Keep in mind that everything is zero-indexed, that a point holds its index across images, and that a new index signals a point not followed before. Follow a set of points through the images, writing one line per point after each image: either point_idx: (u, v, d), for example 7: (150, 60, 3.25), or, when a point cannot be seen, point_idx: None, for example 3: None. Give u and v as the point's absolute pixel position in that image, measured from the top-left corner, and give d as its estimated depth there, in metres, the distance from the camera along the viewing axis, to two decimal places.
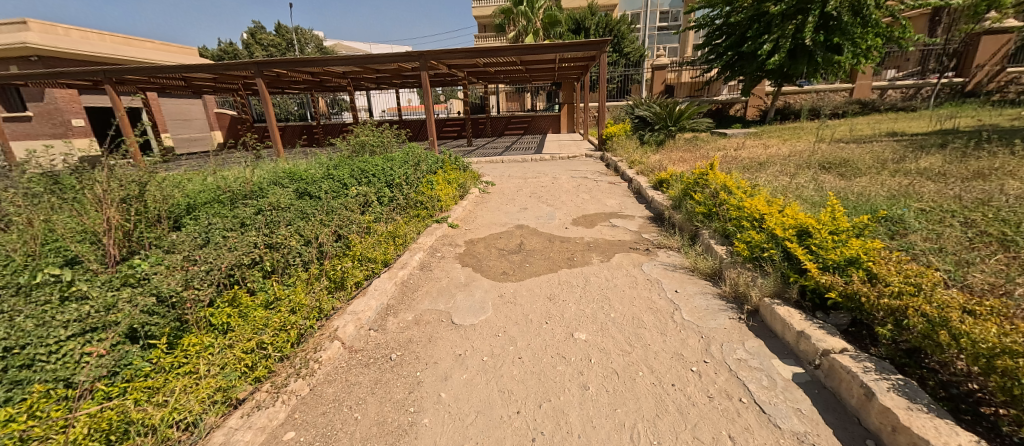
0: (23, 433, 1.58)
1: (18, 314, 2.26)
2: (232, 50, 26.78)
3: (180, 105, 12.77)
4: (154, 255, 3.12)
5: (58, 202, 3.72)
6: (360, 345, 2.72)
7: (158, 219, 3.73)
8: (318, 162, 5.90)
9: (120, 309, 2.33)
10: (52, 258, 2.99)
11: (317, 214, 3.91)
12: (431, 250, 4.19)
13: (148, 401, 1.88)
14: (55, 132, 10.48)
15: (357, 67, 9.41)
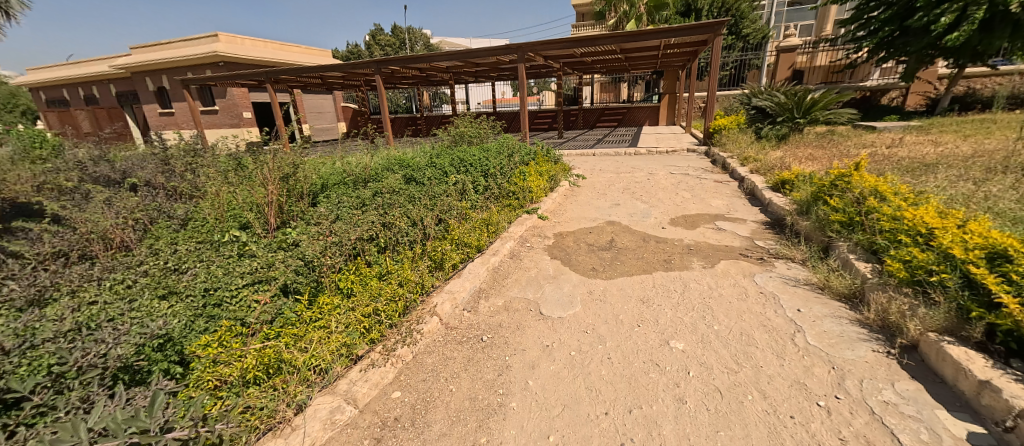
0: (214, 356, 2.05)
1: (213, 264, 2.93)
2: (356, 51, 30.37)
3: (318, 100, 14.95)
4: (300, 225, 3.75)
5: (232, 179, 4.65)
6: (455, 323, 2.91)
7: (303, 195, 4.45)
8: (421, 151, 6.41)
9: (277, 267, 2.86)
10: (232, 222, 3.80)
11: (422, 198, 4.27)
12: (521, 239, 4.28)
13: (295, 345, 2.29)
14: (231, 122, 12.96)
15: (459, 62, 9.92)
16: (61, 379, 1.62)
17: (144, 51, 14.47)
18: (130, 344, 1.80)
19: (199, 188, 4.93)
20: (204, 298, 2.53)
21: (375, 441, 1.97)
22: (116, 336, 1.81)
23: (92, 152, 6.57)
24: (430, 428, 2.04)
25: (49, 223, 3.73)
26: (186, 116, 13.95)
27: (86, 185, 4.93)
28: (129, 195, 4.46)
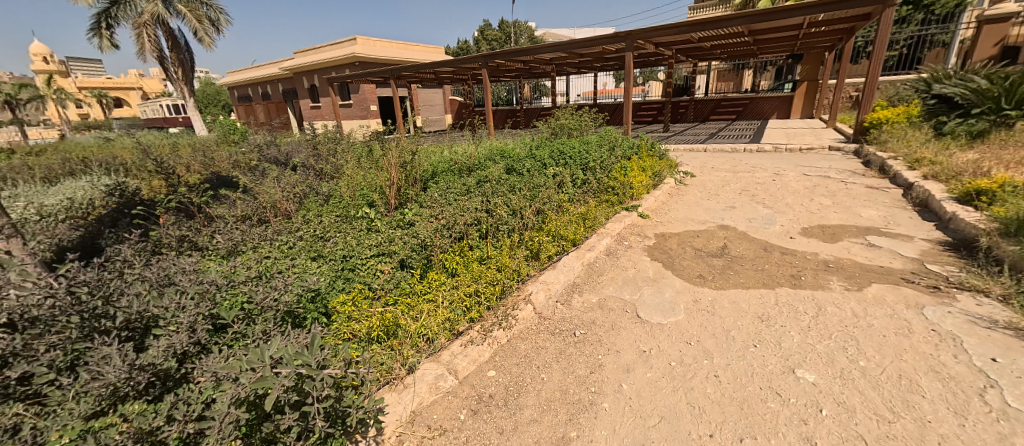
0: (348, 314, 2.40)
1: (348, 235, 3.41)
2: (466, 47, 32.11)
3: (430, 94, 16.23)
4: (415, 207, 4.13)
5: (360, 163, 5.32)
6: (549, 315, 2.92)
7: (417, 179, 4.88)
8: (521, 142, 6.54)
9: (397, 243, 3.21)
10: (361, 201, 4.37)
11: (522, 189, 4.35)
12: (619, 237, 4.11)
13: (408, 315, 2.55)
14: (362, 114, 14.79)
15: (564, 53, 9.77)
16: (249, 316, 2.06)
17: (303, 55, 17.35)
18: (291, 295, 2.20)
19: (337, 170, 5.77)
20: (342, 263, 2.97)
21: (472, 413, 2.11)
22: (283, 287, 2.22)
23: (266, 138, 8.16)
24: (521, 411, 2.10)
25: (235, 193, 4.75)
26: (330, 109, 16.33)
27: (263, 164, 6.17)
28: (290, 173, 5.45)
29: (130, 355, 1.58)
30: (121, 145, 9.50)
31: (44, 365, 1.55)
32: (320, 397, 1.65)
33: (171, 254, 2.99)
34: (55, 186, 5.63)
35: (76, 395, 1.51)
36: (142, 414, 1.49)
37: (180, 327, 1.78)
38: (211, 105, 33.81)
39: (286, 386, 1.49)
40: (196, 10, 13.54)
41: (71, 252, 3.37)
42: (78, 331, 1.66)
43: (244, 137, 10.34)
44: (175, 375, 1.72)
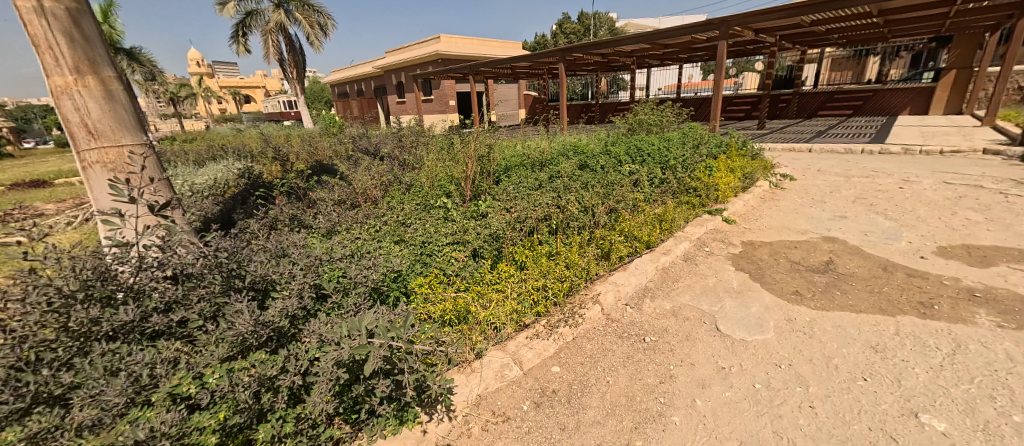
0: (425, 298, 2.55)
1: (426, 223, 3.61)
2: (544, 42, 32.00)
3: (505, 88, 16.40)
4: (488, 200, 4.21)
5: (439, 155, 5.58)
6: (618, 317, 2.81)
7: (491, 172, 4.96)
8: (596, 138, 6.35)
9: (471, 233, 3.30)
10: (439, 191, 4.59)
11: (596, 186, 4.22)
12: (700, 242, 3.81)
13: (479, 302, 2.64)
14: (441, 109, 15.39)
15: (647, 44, 9.26)
16: (344, 289, 2.30)
17: (395, 54, 18.68)
18: (378, 274, 2.40)
19: (418, 161, 6.12)
20: (421, 248, 3.14)
21: (535, 405, 2.12)
22: (373, 266, 2.44)
23: (359, 131, 8.95)
24: (584, 412, 2.06)
25: (330, 180, 5.28)
26: (413, 104, 17.31)
27: (356, 154, 6.77)
28: (378, 163, 5.91)
29: (256, 312, 1.84)
30: (247, 135, 11.12)
31: (195, 312, 1.85)
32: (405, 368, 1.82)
33: (282, 229, 3.42)
34: (199, 168, 6.77)
35: (218, 340, 1.79)
36: (266, 363, 1.73)
37: (293, 292, 2.03)
38: (317, 101, 38.04)
39: (381, 354, 1.66)
40: (309, 16, 15.14)
41: (211, 222, 4.03)
42: (219, 287, 1.96)
43: (341, 130, 11.46)
44: (288, 332, 1.97)
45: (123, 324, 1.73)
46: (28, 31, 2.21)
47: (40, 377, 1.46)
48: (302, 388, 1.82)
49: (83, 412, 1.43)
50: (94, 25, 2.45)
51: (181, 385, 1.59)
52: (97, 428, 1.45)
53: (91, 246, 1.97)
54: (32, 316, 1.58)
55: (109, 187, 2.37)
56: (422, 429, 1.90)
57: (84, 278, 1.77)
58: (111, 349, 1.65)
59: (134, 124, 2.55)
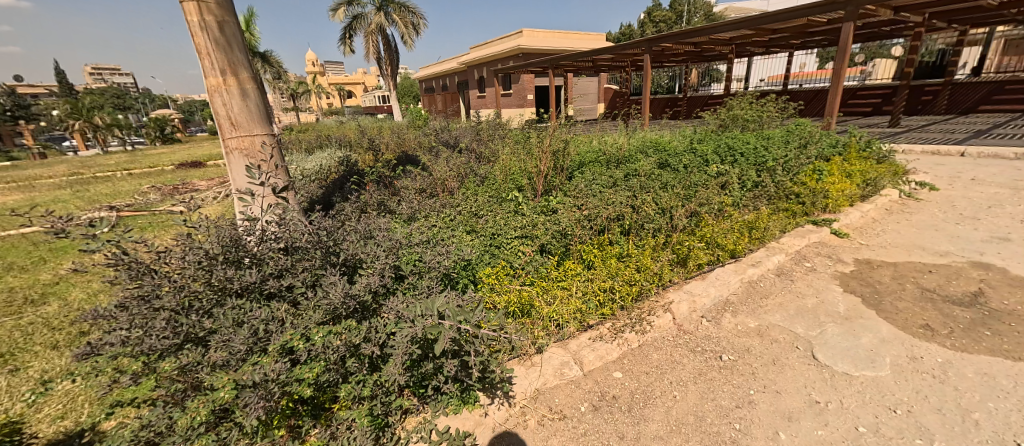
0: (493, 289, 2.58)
1: (497, 215, 3.63)
2: (629, 31, 30.52)
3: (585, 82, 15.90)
4: (558, 196, 4.11)
5: (514, 148, 5.58)
6: (692, 329, 2.57)
7: (564, 168, 4.82)
8: (681, 134, 5.90)
9: (540, 227, 3.24)
10: (511, 185, 4.60)
11: (677, 186, 3.89)
12: (798, 256, 3.36)
13: (542, 297, 2.60)
14: (518, 103, 15.44)
15: (748, 29, 8.37)
16: (419, 272, 2.40)
17: (477, 50, 19.21)
18: (451, 261, 2.47)
19: (494, 154, 6.20)
20: (490, 239, 3.17)
21: (593, 408, 2.02)
22: (446, 253, 2.50)
23: (442, 124, 9.36)
24: (646, 425, 1.92)
25: (411, 170, 5.59)
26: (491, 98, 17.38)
27: (438, 146, 7.08)
28: (457, 155, 6.11)
29: (346, 285, 1.99)
30: (345, 127, 12.26)
31: (299, 280, 2.10)
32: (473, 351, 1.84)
33: (370, 213, 3.72)
34: (307, 155, 7.63)
35: (315, 306, 1.98)
36: (353, 330, 1.86)
37: (376, 271, 2.16)
38: (405, 96, 40.71)
39: (451, 335, 1.69)
40: (404, 17, 16.08)
41: (313, 203, 4.52)
42: (319, 261, 2.19)
43: (424, 122, 12.12)
44: (371, 307, 2.11)
45: (248, 284, 2.01)
46: (194, 39, 2.92)
47: (191, 321, 1.83)
48: (380, 358, 1.92)
49: (217, 353, 1.74)
50: (237, 32, 3.09)
51: (293, 338, 1.77)
52: (227, 366, 1.73)
53: (228, 218, 2.32)
54: (188, 270, 1.95)
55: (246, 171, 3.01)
56: (481, 413, 1.93)
57: (223, 243, 2.11)
58: (235, 306, 1.94)
59: (262, 116, 3.17)
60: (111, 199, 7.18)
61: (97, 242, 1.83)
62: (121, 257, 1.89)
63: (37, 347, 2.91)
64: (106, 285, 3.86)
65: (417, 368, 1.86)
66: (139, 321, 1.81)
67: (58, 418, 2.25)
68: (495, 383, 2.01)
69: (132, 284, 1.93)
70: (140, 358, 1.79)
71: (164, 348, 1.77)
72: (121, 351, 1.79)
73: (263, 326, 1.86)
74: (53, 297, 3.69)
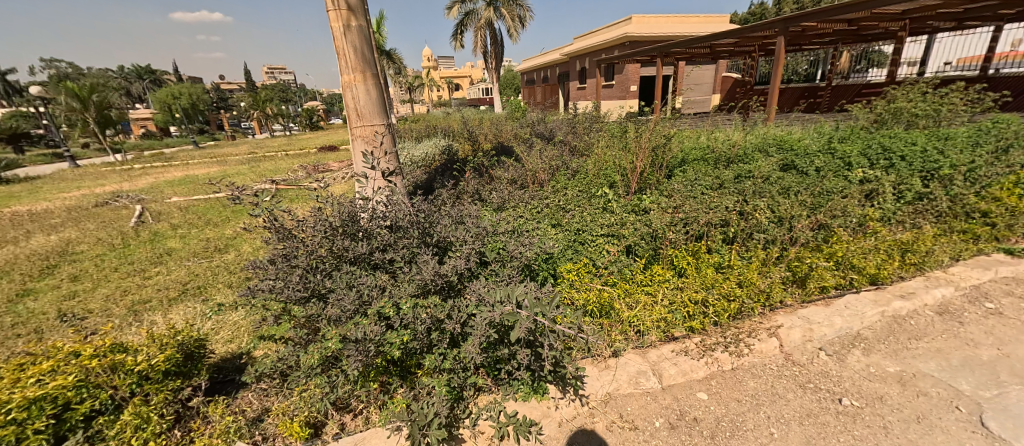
0: (574, 286, 2.50)
1: (585, 210, 3.49)
2: (760, 11, 26.81)
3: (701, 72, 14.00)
4: (654, 195, 3.78)
5: (612, 141, 5.31)
6: (804, 362, 2.18)
7: (664, 165, 4.43)
8: (818, 131, 5.01)
9: (630, 227, 3.01)
10: (603, 180, 4.40)
11: (803, 192, 3.29)
12: (975, 294, 2.65)
13: (625, 300, 2.41)
14: (620, 95, 14.38)
15: (930, 4, 6.68)
16: (501, 260, 2.42)
17: (583, 40, 18.73)
18: (533, 253, 2.44)
19: (589, 148, 6.00)
20: (575, 235, 3.06)
21: (669, 426, 1.84)
22: (529, 244, 2.48)
23: (539, 116, 9.39)
24: None
25: (509, 159, 5.69)
26: (593, 90, 16.42)
27: (533, 138, 7.11)
28: (551, 148, 6.06)
29: (436, 265, 2.10)
30: (452, 118, 13.05)
31: (400, 255, 2.31)
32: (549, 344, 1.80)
33: (464, 200, 3.92)
34: (417, 143, 8.31)
35: (409, 280, 2.13)
36: (437, 306, 1.95)
37: (462, 254, 2.24)
38: (507, 88, 41.77)
39: (526, 325, 1.65)
40: (512, 9, 16.35)
41: (416, 187, 4.89)
42: (416, 240, 2.39)
43: (523, 115, 12.32)
44: (456, 286, 2.19)
45: (359, 254, 2.28)
46: (336, 43, 3.35)
47: (317, 279, 2.13)
48: (460, 335, 1.96)
49: (330, 308, 1.99)
50: (366, 34, 3.42)
51: (384, 305, 1.93)
52: (337, 322, 1.96)
53: (350, 196, 2.64)
54: (315, 237, 2.26)
55: (362, 156, 3.40)
56: (549, 405, 1.89)
57: (343, 217, 2.41)
58: (349, 271, 2.21)
59: (380, 107, 3.50)
60: (272, 175, 8.72)
61: (258, 208, 2.33)
62: (273, 222, 2.31)
63: (221, 285, 3.63)
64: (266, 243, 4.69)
65: (493, 351, 1.87)
66: (279, 274, 2.16)
67: (229, 341, 2.71)
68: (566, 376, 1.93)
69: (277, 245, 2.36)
70: (279, 303, 2.14)
71: (297, 299, 2.07)
72: (267, 295, 2.12)
73: (367, 292, 2.06)
74: (232, 247, 4.62)
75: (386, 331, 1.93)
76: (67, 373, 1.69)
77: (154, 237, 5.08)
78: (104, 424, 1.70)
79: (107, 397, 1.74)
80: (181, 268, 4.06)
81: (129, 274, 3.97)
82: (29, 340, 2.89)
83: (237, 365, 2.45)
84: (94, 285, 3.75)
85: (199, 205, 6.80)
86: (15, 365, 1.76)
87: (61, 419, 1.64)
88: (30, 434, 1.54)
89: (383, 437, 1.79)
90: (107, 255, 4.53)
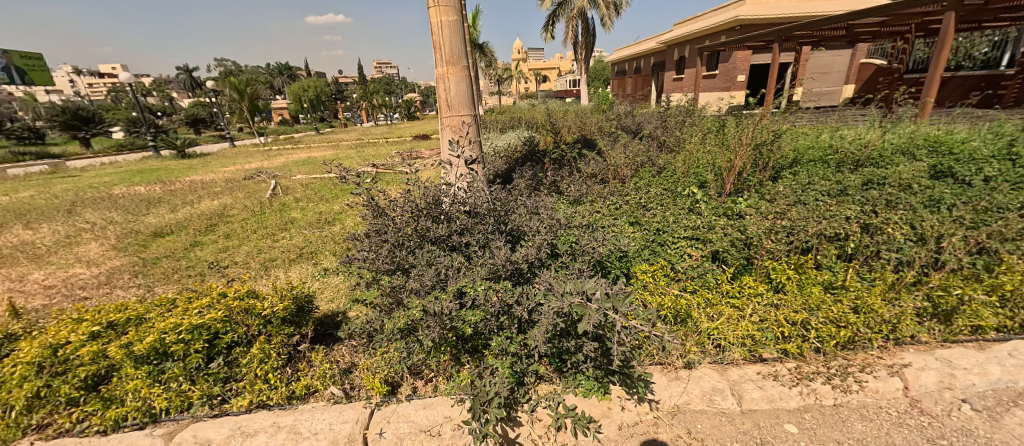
0: (649, 290, 2.34)
1: (668, 210, 3.24)
2: None
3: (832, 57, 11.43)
4: (753, 198, 3.36)
5: (710, 136, 4.84)
6: (938, 413, 1.80)
7: (768, 165, 3.94)
8: (990, 130, 4.00)
9: (718, 231, 2.71)
10: (693, 180, 4.07)
11: (958, 207, 2.65)
12: None
13: (704, 310, 2.21)
14: (724, 86, 13.04)
15: None
16: (573, 254, 2.36)
17: (684, 25, 17.27)
18: (607, 249, 2.34)
19: (680, 143, 5.59)
20: (655, 235, 2.86)
21: None
22: (603, 240, 2.38)
23: (627, 109, 8.98)
24: None
25: (594, 152, 5.54)
26: (691, 81, 15.20)
27: (618, 131, 6.83)
28: (637, 142, 5.77)
29: (508, 252, 2.12)
30: (539, 109, 13.09)
31: (476, 239, 2.40)
32: (620, 342, 1.71)
33: (540, 192, 3.92)
34: (502, 134, 8.50)
35: (483, 264, 2.19)
36: (505, 290, 1.97)
37: (534, 244, 2.22)
38: (596, 79, 40.56)
39: (595, 320, 1.58)
40: None
41: (496, 175, 5.00)
42: (491, 227, 2.46)
43: (610, 107, 11.90)
44: (526, 275, 2.19)
45: (441, 236, 2.42)
46: (433, 38, 3.54)
47: (402, 254, 2.31)
48: (528, 323, 1.96)
49: (411, 282, 2.15)
50: (460, 28, 3.52)
51: (458, 285, 2.02)
52: (416, 295, 2.09)
53: (436, 180, 2.79)
54: (403, 216, 2.44)
55: (448, 145, 3.55)
56: (610, 406, 1.81)
57: (427, 199, 2.55)
58: (430, 251, 2.36)
59: (469, 98, 3.61)
60: (375, 159, 9.62)
61: (360, 188, 2.62)
62: (369, 201, 2.55)
63: (329, 252, 4.11)
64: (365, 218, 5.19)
65: (559, 342, 1.84)
66: (371, 246, 2.37)
67: (331, 300, 3.05)
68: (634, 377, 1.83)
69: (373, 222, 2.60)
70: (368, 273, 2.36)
71: (385, 270, 2.27)
72: (361, 264, 2.35)
73: (443, 271, 2.17)
74: (338, 220, 5.20)
75: (459, 309, 2.01)
76: (218, 310, 2.09)
77: (282, 207, 5.93)
78: (239, 354, 2.08)
79: (242, 332, 2.11)
80: (299, 234, 4.68)
81: (264, 236, 4.68)
82: (195, 279, 3.58)
83: (335, 322, 2.72)
84: (239, 242, 4.51)
85: (316, 182, 7.77)
86: (189, 301, 2.24)
87: (212, 344, 2.04)
88: (192, 352, 1.96)
89: (449, 406, 1.87)
90: (249, 219, 5.40)
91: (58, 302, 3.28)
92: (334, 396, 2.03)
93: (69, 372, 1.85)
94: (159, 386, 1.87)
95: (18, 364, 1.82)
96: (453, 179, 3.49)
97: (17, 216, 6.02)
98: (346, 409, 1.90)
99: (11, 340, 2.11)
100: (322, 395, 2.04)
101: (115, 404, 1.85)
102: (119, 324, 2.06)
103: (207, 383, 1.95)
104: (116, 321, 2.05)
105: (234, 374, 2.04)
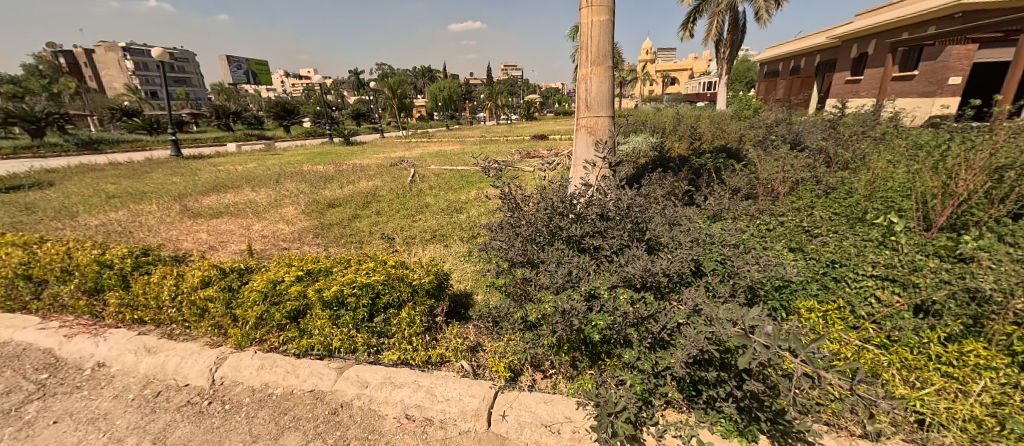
0: (819, 333, 1.97)
1: (846, 238, 2.67)
2: None
3: None
4: (986, 238, 2.54)
5: (911, 152, 3.83)
6: None
7: (1007, 194, 2.90)
8: None
9: (927, 274, 2.12)
10: (878, 205, 3.25)
11: None
12: None
13: (900, 372, 1.78)
14: (925, 90, 10.11)
15: None
16: (720, 275, 2.14)
17: (878, 12, 13.86)
18: (764, 275, 2.05)
19: (858, 159, 4.57)
20: (827, 267, 2.39)
21: None
22: (761, 264, 2.09)
23: (781, 116, 7.75)
24: None
25: (741, 164, 4.91)
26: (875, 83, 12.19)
27: (769, 141, 5.93)
28: (796, 154, 4.92)
29: (649, 263, 2.01)
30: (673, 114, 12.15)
31: (610, 244, 2.34)
32: (790, 388, 1.48)
33: (675, 201, 3.63)
34: (626, 137, 8.16)
35: (616, 270, 2.13)
36: (642, 303, 1.87)
37: (677, 257, 2.07)
38: (739, 83, 36.16)
39: (763, 357, 1.38)
40: None
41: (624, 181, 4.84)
42: (627, 233, 2.36)
43: (757, 113, 10.43)
44: (664, 289, 2.05)
45: (574, 237, 2.43)
46: (582, 39, 3.57)
47: (534, 249, 2.38)
48: (663, 342, 1.84)
49: (543, 278, 2.20)
50: (608, 29, 3.47)
51: (591, 291, 2.00)
52: (548, 291, 2.14)
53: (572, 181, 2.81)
54: (539, 213, 2.52)
55: (588, 148, 3.57)
56: None
57: (564, 199, 2.58)
58: (562, 250, 2.39)
59: (609, 99, 3.55)
60: (500, 156, 10.17)
61: (499, 181, 2.78)
62: (508, 195, 2.69)
63: (458, 236, 4.51)
64: (490, 210, 5.52)
65: (698, 371, 1.68)
66: (508, 237, 2.50)
67: (460, 280, 3.33)
68: (789, 431, 1.57)
69: (506, 214, 2.73)
70: (503, 264, 2.48)
71: (520, 262, 2.37)
72: (496, 252, 2.50)
73: (575, 271, 2.18)
74: (466, 210, 5.64)
75: (588, 312, 1.98)
76: (380, 274, 2.45)
77: (420, 192, 6.72)
78: (393, 315, 2.41)
79: (396, 296, 2.43)
80: (433, 218, 5.22)
81: (405, 216, 5.35)
82: (354, 246, 4.28)
83: (465, 301, 2.97)
84: (386, 219, 5.23)
85: (447, 173, 8.57)
86: (359, 262, 2.68)
87: (375, 302, 2.40)
88: (360, 306, 2.35)
89: (570, 407, 1.87)
90: (394, 200, 6.24)
91: (269, 249, 4.29)
92: (463, 369, 2.19)
93: (281, 303, 2.39)
94: (336, 328, 2.30)
95: (253, 290, 2.42)
96: (589, 182, 3.50)
97: (246, 181, 8.02)
98: (474, 384, 2.04)
99: (248, 272, 2.81)
100: (452, 366, 2.24)
101: (308, 336, 2.33)
102: (315, 272, 2.59)
103: (367, 335, 2.33)
104: (312, 270, 2.58)
105: (386, 332, 2.38)
